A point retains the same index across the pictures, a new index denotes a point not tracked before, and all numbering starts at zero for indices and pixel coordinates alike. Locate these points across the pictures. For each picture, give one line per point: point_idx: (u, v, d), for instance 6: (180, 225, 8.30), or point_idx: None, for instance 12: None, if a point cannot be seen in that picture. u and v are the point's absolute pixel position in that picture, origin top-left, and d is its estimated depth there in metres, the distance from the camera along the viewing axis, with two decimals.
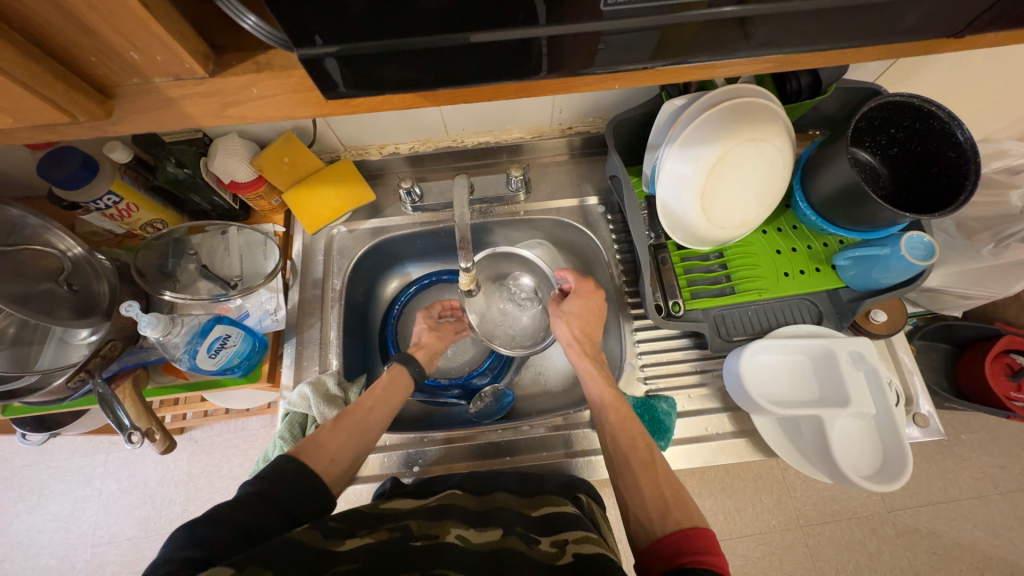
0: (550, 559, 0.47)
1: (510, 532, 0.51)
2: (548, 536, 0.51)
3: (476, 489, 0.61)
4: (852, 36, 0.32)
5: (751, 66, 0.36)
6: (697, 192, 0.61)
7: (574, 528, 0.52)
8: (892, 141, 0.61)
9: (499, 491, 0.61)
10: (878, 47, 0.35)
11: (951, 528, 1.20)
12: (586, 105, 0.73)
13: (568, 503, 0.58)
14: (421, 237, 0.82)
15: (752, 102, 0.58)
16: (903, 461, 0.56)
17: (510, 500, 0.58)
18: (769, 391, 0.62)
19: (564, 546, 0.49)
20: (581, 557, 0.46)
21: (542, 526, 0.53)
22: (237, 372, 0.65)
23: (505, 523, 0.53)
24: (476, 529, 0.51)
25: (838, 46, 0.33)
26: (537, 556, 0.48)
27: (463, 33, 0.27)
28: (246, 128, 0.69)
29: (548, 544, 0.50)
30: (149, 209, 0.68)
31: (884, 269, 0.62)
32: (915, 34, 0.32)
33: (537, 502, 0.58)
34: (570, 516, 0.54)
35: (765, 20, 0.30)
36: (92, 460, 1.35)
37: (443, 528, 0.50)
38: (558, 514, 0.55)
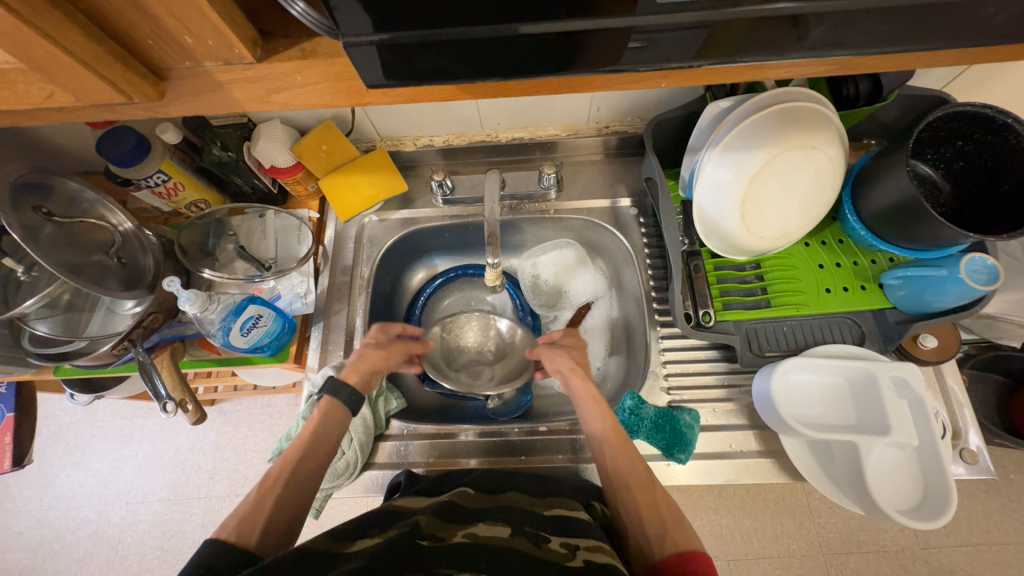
0: (560, 558, 0.46)
1: (518, 531, 0.50)
2: (557, 536, 0.50)
3: (488, 488, 0.60)
4: (926, 37, 0.29)
5: (808, 67, 0.34)
6: (736, 199, 0.58)
7: (585, 535, 0.50)
8: (958, 154, 0.57)
9: (509, 489, 0.60)
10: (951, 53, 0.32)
11: (990, 573, 1.12)
12: (625, 104, 0.71)
13: (581, 508, 0.57)
14: (449, 230, 0.82)
15: (803, 107, 0.55)
16: (947, 498, 0.52)
17: (521, 500, 0.57)
18: (801, 412, 0.59)
19: (574, 550, 0.48)
20: (589, 565, 0.45)
21: (551, 526, 0.52)
22: (266, 351, 0.67)
23: (514, 520, 0.53)
24: (483, 524, 0.51)
25: (911, 48, 0.30)
26: (546, 556, 0.46)
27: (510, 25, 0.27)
28: (288, 115, 0.71)
29: (558, 544, 0.49)
30: (194, 189, 0.71)
31: (938, 292, 0.57)
32: (1000, 36, 0.29)
33: (550, 503, 0.57)
34: (580, 522, 0.53)
35: (828, 18, 0.28)
36: (131, 423, 1.44)
37: (450, 529, 0.50)
38: (568, 518, 0.54)
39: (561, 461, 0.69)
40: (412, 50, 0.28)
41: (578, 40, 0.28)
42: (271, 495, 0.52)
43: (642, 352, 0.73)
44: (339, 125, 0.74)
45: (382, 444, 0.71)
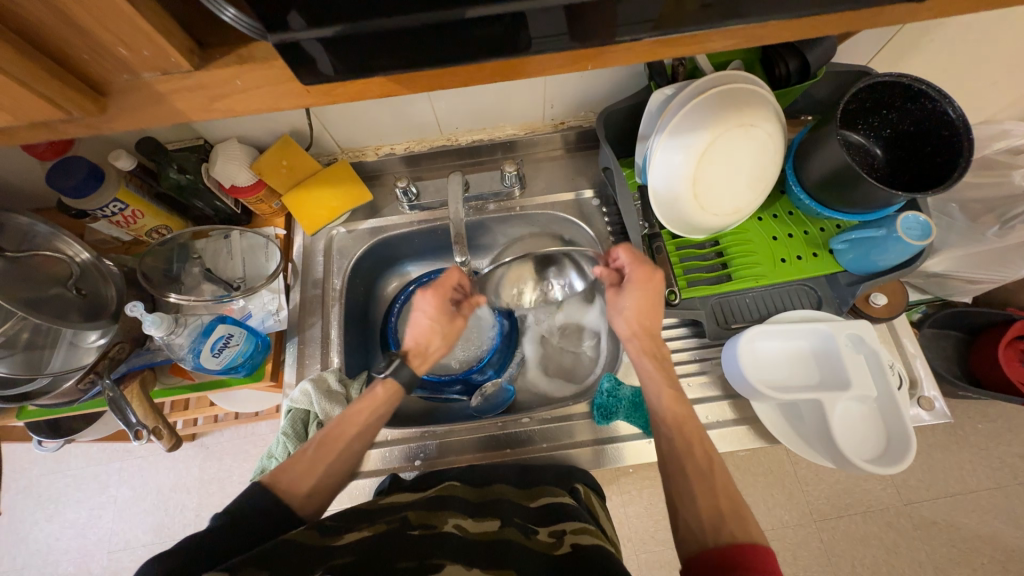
0: (548, 548, 0.48)
1: (508, 523, 0.52)
2: (545, 526, 0.52)
3: (473, 481, 0.62)
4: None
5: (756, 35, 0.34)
6: (689, 179, 0.61)
7: (571, 519, 0.53)
8: (885, 122, 0.61)
9: (496, 482, 0.61)
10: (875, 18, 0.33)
11: (969, 520, 1.18)
12: (576, 99, 0.74)
13: (565, 494, 0.60)
14: (418, 236, 0.83)
15: (739, 87, 0.58)
16: (907, 443, 0.56)
17: (508, 491, 0.59)
18: (769, 377, 0.62)
19: (561, 535, 0.50)
20: (578, 547, 0.47)
21: (540, 517, 0.54)
22: (240, 371, 0.66)
23: (504, 513, 0.54)
24: (473, 520, 0.52)
25: (832, 10, 0.31)
26: (536, 546, 0.48)
27: (445, 12, 0.27)
28: (244, 133, 0.71)
29: (546, 534, 0.51)
30: (154, 215, 0.70)
31: (881, 251, 0.61)
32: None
33: (535, 494, 0.59)
34: (568, 509, 0.55)
35: None
36: (107, 467, 1.38)
37: (441, 518, 0.51)
38: (555, 506, 0.56)
39: (546, 450, 0.70)
40: (356, 44, 0.29)
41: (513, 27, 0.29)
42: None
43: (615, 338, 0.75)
44: (298, 140, 0.75)
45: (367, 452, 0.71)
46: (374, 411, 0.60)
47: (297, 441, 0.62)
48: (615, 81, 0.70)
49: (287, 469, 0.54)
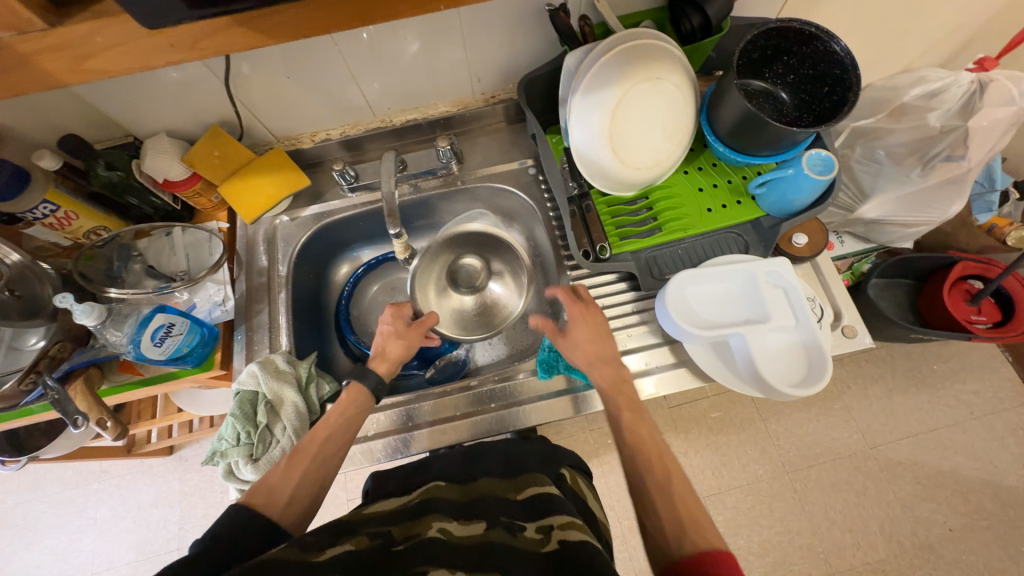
0: (535, 546, 0.48)
1: (494, 523, 0.51)
2: (532, 521, 0.52)
3: (457, 476, 0.61)
4: None
5: None
6: (605, 135, 0.64)
7: (559, 513, 0.52)
8: (787, 68, 0.64)
9: (483, 477, 0.61)
10: None
11: (932, 457, 1.22)
12: (502, 70, 0.76)
13: (553, 485, 0.59)
14: (364, 218, 0.84)
15: (643, 43, 0.61)
16: (824, 364, 0.59)
17: (494, 487, 0.59)
18: (699, 318, 0.65)
19: (549, 531, 0.50)
20: (565, 544, 0.47)
21: (527, 513, 0.54)
22: (189, 362, 0.66)
23: (490, 511, 0.54)
24: (459, 522, 0.51)
25: None
26: (524, 544, 0.48)
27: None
28: (173, 127, 0.72)
29: (533, 530, 0.51)
30: (89, 216, 0.70)
31: (795, 190, 0.64)
32: None
33: (522, 484, 0.59)
34: (555, 500, 0.55)
35: None
36: (84, 490, 1.36)
37: (426, 523, 0.51)
38: (542, 496, 0.56)
39: (503, 408, 0.72)
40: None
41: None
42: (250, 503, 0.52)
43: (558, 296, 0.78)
44: (229, 131, 0.75)
45: None
46: (344, 412, 0.62)
47: (245, 421, 0.62)
48: (534, 48, 0.72)
49: (260, 489, 0.53)
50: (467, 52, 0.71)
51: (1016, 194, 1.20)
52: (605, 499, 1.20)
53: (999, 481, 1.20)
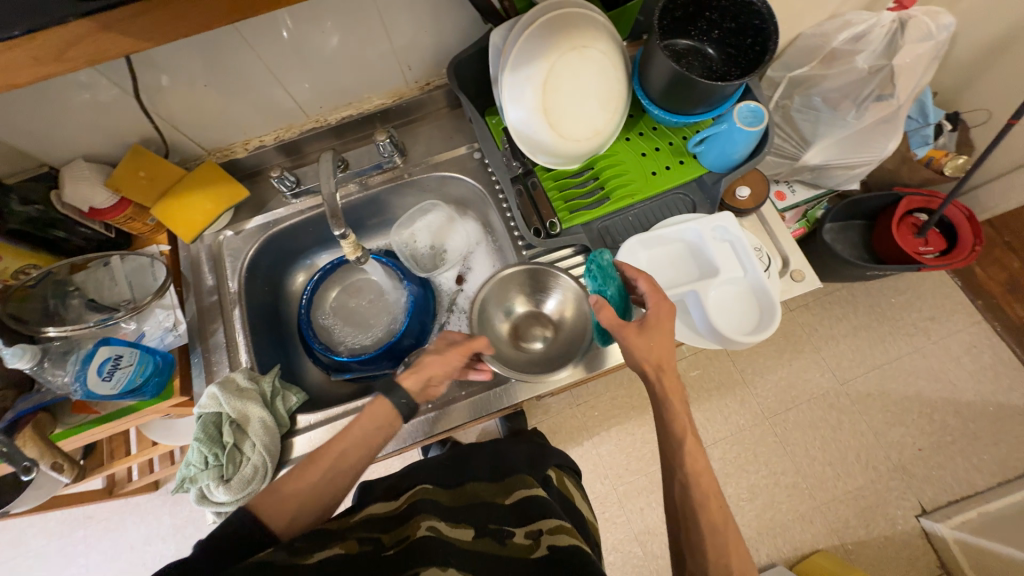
0: (526, 552, 0.50)
1: (482, 531, 0.52)
2: (522, 525, 0.54)
3: (448, 482, 0.61)
4: None
5: None
6: (539, 111, 0.63)
7: (547, 517, 0.54)
8: (711, 23, 0.65)
9: (469, 481, 0.61)
10: None
11: (898, 385, 1.29)
12: (431, 56, 0.74)
13: (539, 485, 0.62)
14: (312, 224, 0.82)
15: (565, 13, 0.60)
16: (773, 309, 0.61)
17: (482, 491, 0.59)
18: (653, 280, 0.66)
19: (538, 536, 0.52)
20: (554, 550, 0.50)
21: (515, 515, 0.55)
22: (145, 393, 0.64)
23: (481, 517, 0.55)
24: (448, 524, 0.51)
25: None
26: (514, 553, 0.50)
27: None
28: (91, 151, 0.68)
29: (523, 535, 0.53)
30: (14, 256, 0.65)
31: (731, 144, 0.66)
32: None
33: (510, 487, 0.61)
34: (541, 503, 0.57)
35: None
36: (70, 539, 1.32)
37: (415, 524, 0.51)
38: (529, 497, 0.58)
39: (489, 390, 0.72)
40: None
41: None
42: None
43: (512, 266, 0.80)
44: (154, 149, 0.72)
45: (292, 441, 0.67)
46: (376, 428, 0.59)
47: (211, 444, 0.61)
48: (459, 30, 0.71)
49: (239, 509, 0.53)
50: (392, 40, 0.69)
51: (949, 126, 1.22)
52: (596, 469, 1.23)
53: (960, 398, 1.28)
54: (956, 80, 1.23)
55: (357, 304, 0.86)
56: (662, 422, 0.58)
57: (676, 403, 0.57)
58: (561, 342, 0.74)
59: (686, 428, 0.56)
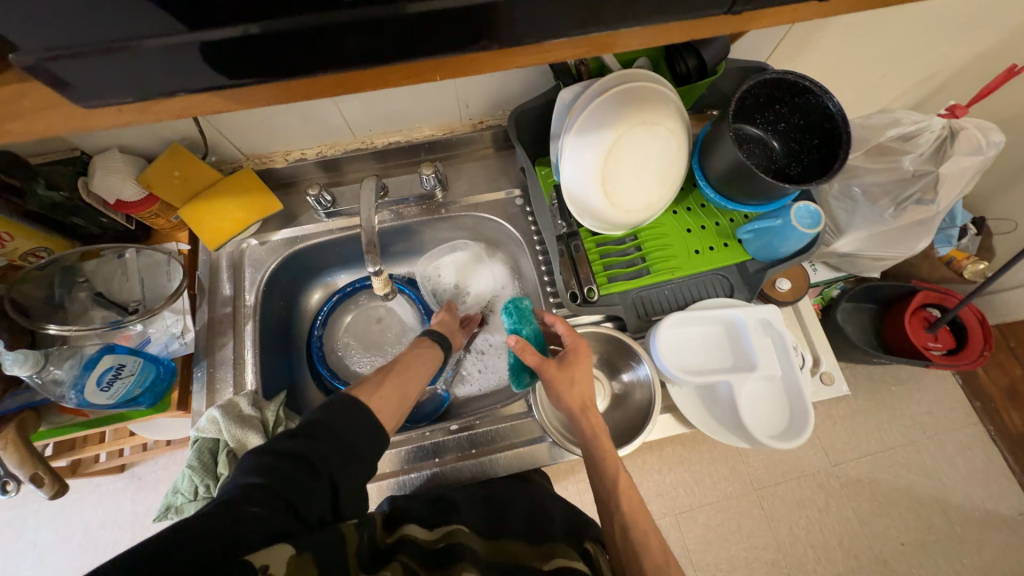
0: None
1: None
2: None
3: (484, 530, 0.56)
4: (698, 6, 0.30)
5: (639, 37, 0.33)
6: (597, 178, 0.62)
7: None
8: (779, 116, 0.64)
9: (505, 537, 0.56)
10: (766, 14, 0.32)
11: (888, 475, 1.22)
12: (490, 98, 0.73)
13: (578, 558, 0.53)
14: (340, 244, 0.80)
15: (641, 86, 0.59)
16: (806, 417, 0.59)
17: (521, 553, 0.54)
18: (686, 362, 0.64)
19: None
20: None
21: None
22: (142, 403, 0.61)
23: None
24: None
25: (688, 17, 0.31)
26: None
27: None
28: (127, 142, 0.65)
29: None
30: (25, 235, 0.62)
31: (782, 239, 0.65)
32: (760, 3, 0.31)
33: (547, 554, 0.53)
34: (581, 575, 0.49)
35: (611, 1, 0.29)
36: (22, 511, 1.25)
37: (455, 569, 0.47)
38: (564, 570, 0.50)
39: (502, 452, 0.69)
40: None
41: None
42: None
43: None
44: (192, 147, 0.69)
45: None
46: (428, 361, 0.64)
47: (203, 474, 0.57)
48: (525, 81, 0.70)
49: None
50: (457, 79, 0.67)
51: (973, 230, 1.22)
52: None
53: (950, 499, 1.21)
54: (988, 186, 1.24)
55: (371, 333, 0.83)
56: (593, 461, 0.59)
57: (600, 436, 0.59)
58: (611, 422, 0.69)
59: (607, 457, 0.58)
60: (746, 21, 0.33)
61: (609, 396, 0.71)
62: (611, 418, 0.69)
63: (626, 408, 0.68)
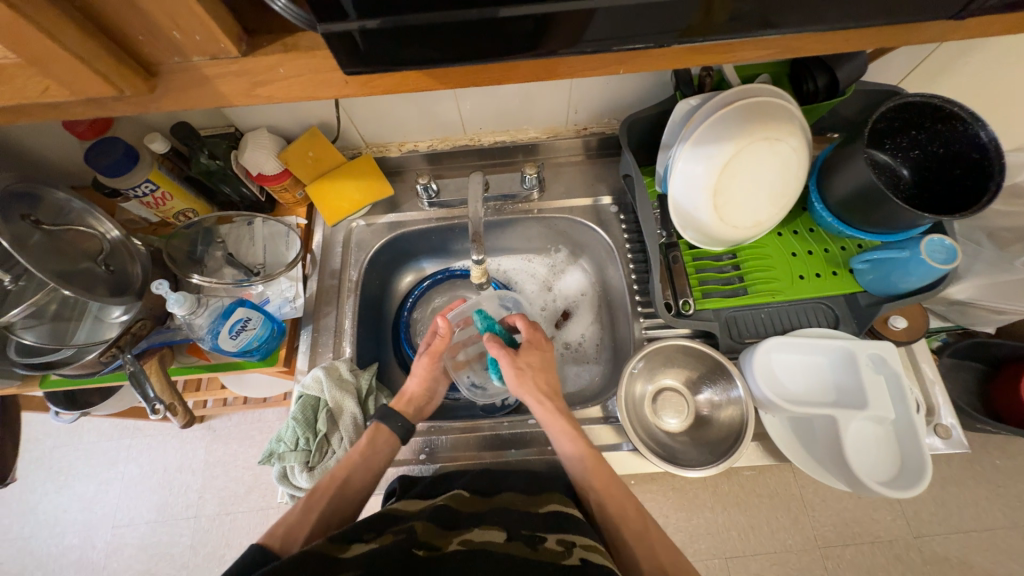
0: (556, 558, 0.46)
1: (514, 535, 0.49)
2: (552, 533, 0.50)
3: (483, 489, 0.59)
4: (879, 13, 0.29)
5: (802, 43, 0.32)
6: (709, 190, 0.61)
7: (581, 534, 0.50)
8: (914, 143, 0.61)
9: (504, 490, 0.59)
10: (951, 22, 0.30)
11: (983, 559, 0.98)
12: (600, 105, 0.75)
13: (573, 505, 0.56)
14: (435, 233, 0.84)
15: (767, 101, 0.58)
16: (921, 468, 0.54)
17: (517, 501, 0.57)
18: (783, 388, 0.61)
19: (570, 546, 0.48)
20: (586, 564, 0.45)
21: (547, 525, 0.51)
22: (255, 355, 0.67)
23: (510, 523, 0.52)
24: (478, 529, 0.50)
25: (867, 23, 0.29)
26: (546, 557, 0.46)
27: (490, 9, 0.26)
28: (274, 123, 0.73)
29: (553, 542, 0.49)
30: (182, 198, 0.72)
31: (904, 273, 0.60)
32: (949, 13, 0.29)
33: (542, 501, 0.57)
34: (575, 519, 0.53)
35: (792, 8, 0.28)
36: (116, 444, 1.38)
37: (446, 539, 0.49)
38: (563, 514, 0.53)
39: None
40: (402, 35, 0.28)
41: (561, 23, 0.27)
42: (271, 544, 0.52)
43: (624, 333, 0.76)
44: (325, 132, 0.77)
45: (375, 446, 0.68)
46: (361, 453, 0.60)
47: (306, 428, 0.62)
48: (640, 88, 0.71)
49: (280, 526, 0.54)
50: (572, 85, 0.70)
51: None
52: None
53: None
54: None
55: None
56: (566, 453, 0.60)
57: (564, 425, 0.62)
58: (686, 444, 0.67)
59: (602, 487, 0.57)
60: (924, 32, 0.31)
61: (690, 416, 0.70)
62: (694, 436, 0.68)
63: (708, 429, 0.67)
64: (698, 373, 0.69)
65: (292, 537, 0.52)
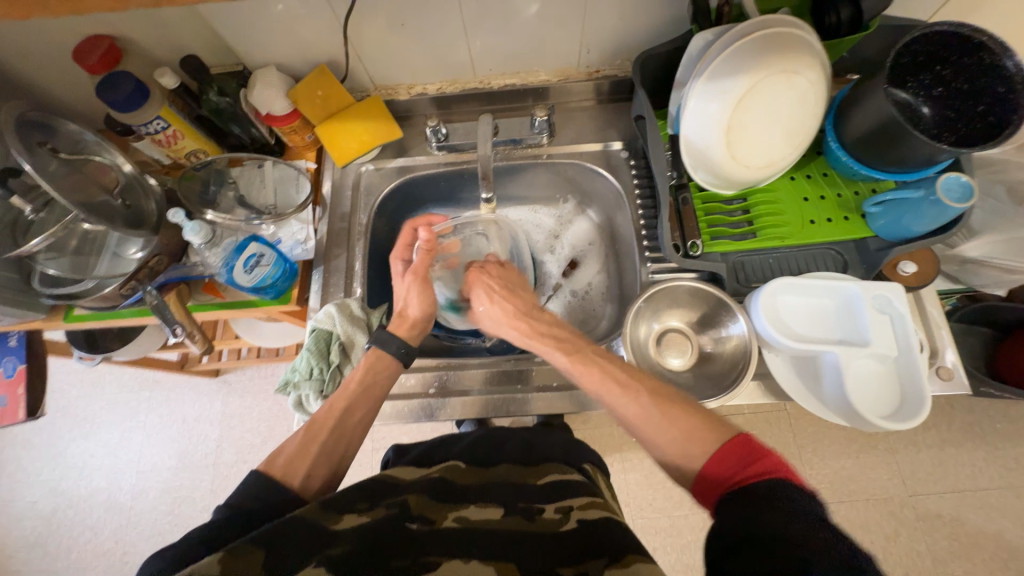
0: (553, 526, 0.48)
1: (511, 509, 0.50)
2: (549, 502, 0.52)
3: (478, 460, 0.60)
4: None
5: None
6: (722, 127, 0.60)
7: (576, 495, 0.52)
8: (937, 79, 0.59)
9: (501, 463, 0.60)
10: None
11: (977, 517, 0.99)
12: (614, 44, 0.73)
13: (573, 472, 0.59)
14: (445, 179, 0.84)
15: (787, 31, 0.56)
16: (920, 402, 0.55)
17: (512, 473, 0.58)
18: (789, 327, 0.62)
19: (567, 511, 0.50)
20: (584, 524, 0.47)
21: (546, 495, 0.53)
22: (269, 293, 0.69)
23: (505, 497, 0.53)
24: (475, 506, 0.51)
25: None
26: (543, 528, 0.47)
27: None
28: (283, 61, 0.73)
29: (552, 510, 0.50)
30: (192, 137, 0.72)
31: (916, 215, 0.59)
32: None
33: (541, 471, 0.58)
34: (574, 484, 0.55)
35: None
36: (137, 396, 1.44)
37: (442, 511, 0.50)
38: (562, 482, 0.55)
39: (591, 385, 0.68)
40: None
41: None
42: (271, 475, 0.52)
43: (631, 278, 0.76)
44: (333, 72, 0.76)
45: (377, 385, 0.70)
46: (362, 380, 0.61)
47: (319, 358, 0.64)
48: (655, 24, 0.69)
49: (281, 456, 0.53)
50: (585, 21, 0.68)
51: None
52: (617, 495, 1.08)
53: None
54: None
55: None
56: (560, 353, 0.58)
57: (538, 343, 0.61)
58: (688, 382, 0.68)
59: (591, 381, 0.55)
60: None
61: (692, 354, 0.71)
62: (697, 372, 0.70)
63: (712, 365, 0.68)
64: (705, 316, 0.69)
65: (294, 469, 0.52)
